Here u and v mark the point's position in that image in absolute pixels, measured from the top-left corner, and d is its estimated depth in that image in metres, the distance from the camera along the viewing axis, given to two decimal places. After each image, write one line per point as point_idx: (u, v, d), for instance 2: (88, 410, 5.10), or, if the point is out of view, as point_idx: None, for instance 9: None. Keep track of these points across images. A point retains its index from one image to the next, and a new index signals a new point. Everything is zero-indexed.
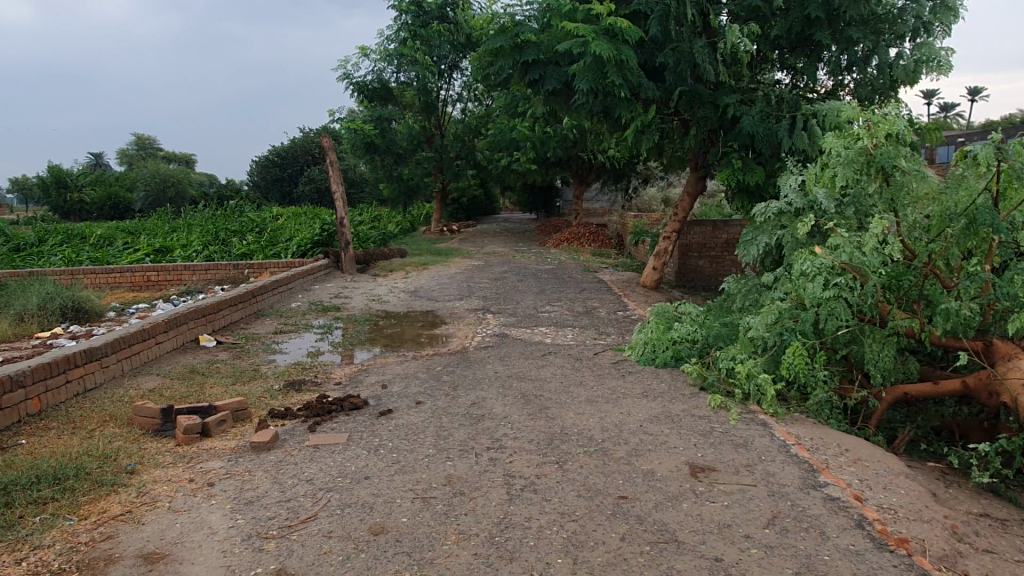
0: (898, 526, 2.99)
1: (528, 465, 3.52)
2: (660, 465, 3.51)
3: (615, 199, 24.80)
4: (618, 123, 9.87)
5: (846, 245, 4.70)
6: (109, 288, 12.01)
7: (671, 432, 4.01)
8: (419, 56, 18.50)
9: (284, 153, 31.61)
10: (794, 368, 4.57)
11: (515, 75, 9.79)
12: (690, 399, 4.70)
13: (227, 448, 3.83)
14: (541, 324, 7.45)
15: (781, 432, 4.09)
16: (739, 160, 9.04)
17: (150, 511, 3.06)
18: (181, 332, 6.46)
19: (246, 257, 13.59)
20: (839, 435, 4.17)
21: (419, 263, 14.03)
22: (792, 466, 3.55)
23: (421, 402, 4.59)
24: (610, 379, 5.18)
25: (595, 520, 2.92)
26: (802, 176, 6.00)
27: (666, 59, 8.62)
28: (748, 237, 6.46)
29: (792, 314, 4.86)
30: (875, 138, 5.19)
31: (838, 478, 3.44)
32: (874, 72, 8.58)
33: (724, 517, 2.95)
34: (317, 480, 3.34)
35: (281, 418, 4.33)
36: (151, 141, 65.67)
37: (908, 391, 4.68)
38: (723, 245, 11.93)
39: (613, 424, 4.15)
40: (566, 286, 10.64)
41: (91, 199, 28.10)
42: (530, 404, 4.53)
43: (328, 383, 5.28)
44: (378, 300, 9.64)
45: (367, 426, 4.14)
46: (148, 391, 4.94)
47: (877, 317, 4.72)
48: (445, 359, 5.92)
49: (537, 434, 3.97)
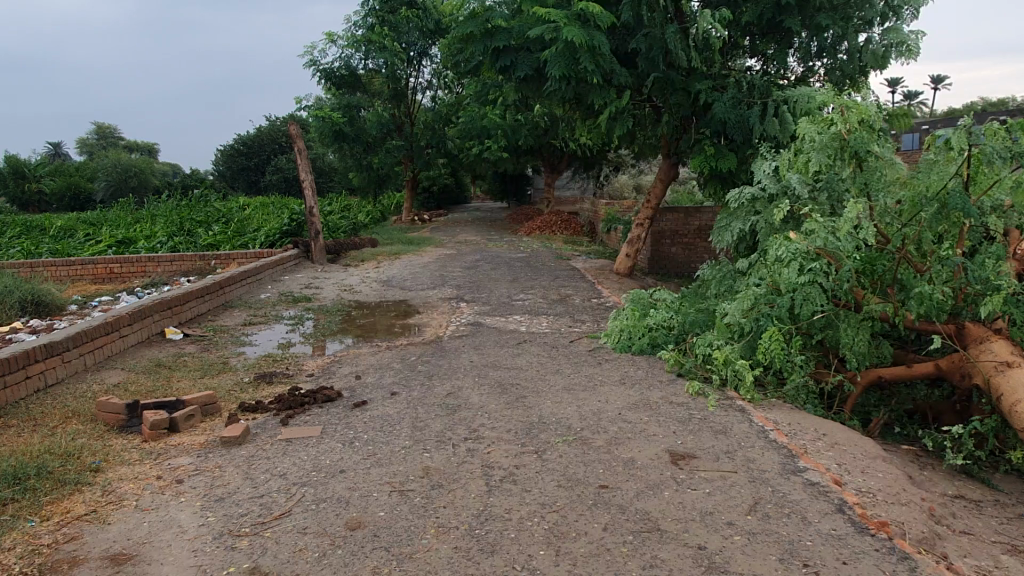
0: (877, 510, 3.00)
1: (507, 454, 3.47)
2: (640, 453, 3.48)
3: (585, 186, 24.80)
4: (591, 109, 9.82)
5: (821, 230, 4.71)
6: (69, 282, 11.67)
7: (649, 419, 3.98)
8: (388, 42, 18.24)
9: (250, 142, 31.01)
10: (770, 354, 4.57)
11: (486, 61, 9.67)
12: (667, 385, 4.68)
13: (196, 443, 3.71)
14: (515, 313, 7.39)
15: (759, 417, 4.09)
16: (711, 146, 9.01)
17: (115, 510, 2.94)
18: (146, 325, 6.28)
19: (213, 248, 13.31)
20: (816, 419, 4.19)
21: (391, 253, 13.88)
22: (771, 452, 3.55)
23: (396, 393, 4.51)
24: (587, 367, 5.13)
25: (577, 510, 2.88)
26: (776, 161, 6.02)
27: (638, 45, 8.58)
28: (723, 223, 6.44)
29: (768, 300, 4.87)
30: (850, 123, 5.19)
31: (817, 463, 3.44)
32: (845, 57, 8.71)
33: (706, 504, 2.93)
34: (291, 474, 3.25)
35: (252, 411, 4.21)
36: (112, 130, 64.12)
37: (883, 374, 4.71)
38: (696, 232, 11.98)
39: (592, 412, 4.11)
40: (539, 274, 10.58)
41: (49, 189, 27.25)
42: (507, 393, 4.47)
43: (300, 375, 5.17)
44: (350, 290, 9.50)
45: (341, 418, 4.05)
46: (113, 387, 4.79)
47: (851, 302, 4.75)
48: (419, 348, 5.84)
49: (515, 424, 3.91)
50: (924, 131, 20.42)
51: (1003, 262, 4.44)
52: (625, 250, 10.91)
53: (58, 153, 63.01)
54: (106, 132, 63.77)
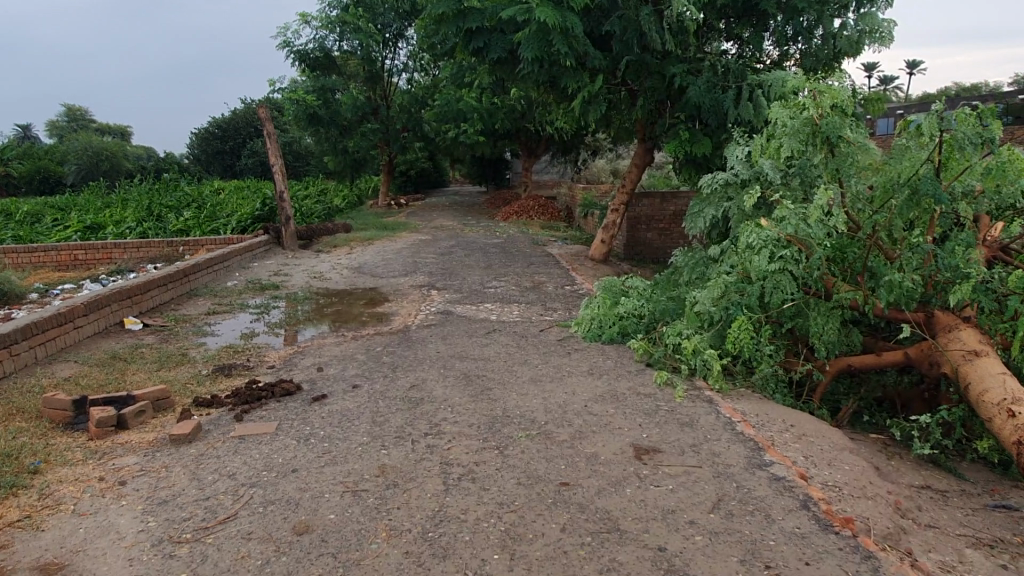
0: (843, 505, 2.94)
1: (467, 451, 3.36)
2: (604, 448, 3.39)
3: (563, 170, 24.67)
4: (565, 92, 9.67)
5: (792, 217, 4.66)
6: (32, 269, 11.35)
7: (615, 412, 3.89)
8: (363, 23, 17.92)
9: (225, 125, 30.43)
10: (740, 343, 4.51)
11: (459, 43, 9.47)
12: (636, 376, 4.60)
13: (144, 442, 3.57)
14: (487, 301, 7.27)
15: (726, 409, 4.02)
16: (686, 131, 8.94)
17: (51, 515, 2.80)
18: (104, 315, 6.08)
19: (182, 234, 13.02)
20: (784, 409, 4.13)
21: (365, 238, 13.68)
22: (737, 445, 3.47)
23: (358, 386, 4.38)
24: (555, 357, 5.03)
25: (535, 510, 2.78)
26: (749, 146, 5.92)
27: (613, 27, 8.43)
28: (695, 209, 6.33)
29: (738, 288, 4.80)
30: (822, 108, 5.06)
31: (784, 456, 3.37)
32: (819, 42, 8.64)
33: (669, 502, 2.85)
34: (241, 474, 3.12)
35: (206, 406, 4.07)
36: (83, 112, 62.84)
37: (852, 363, 4.65)
38: (671, 217, 11.90)
39: (557, 405, 4.01)
40: (513, 260, 10.46)
41: (18, 172, 26.06)
42: (472, 385, 4.36)
43: (260, 367, 5.02)
44: (320, 277, 9.32)
45: (299, 413, 3.91)
46: (63, 381, 4.61)
47: (822, 290, 4.69)
48: (386, 338, 5.71)
49: (477, 418, 3.80)
50: (898, 115, 20.47)
51: (973, 249, 4.40)
52: (600, 236, 10.82)
53: (28, 136, 61.47)
54: (77, 115, 62.40)
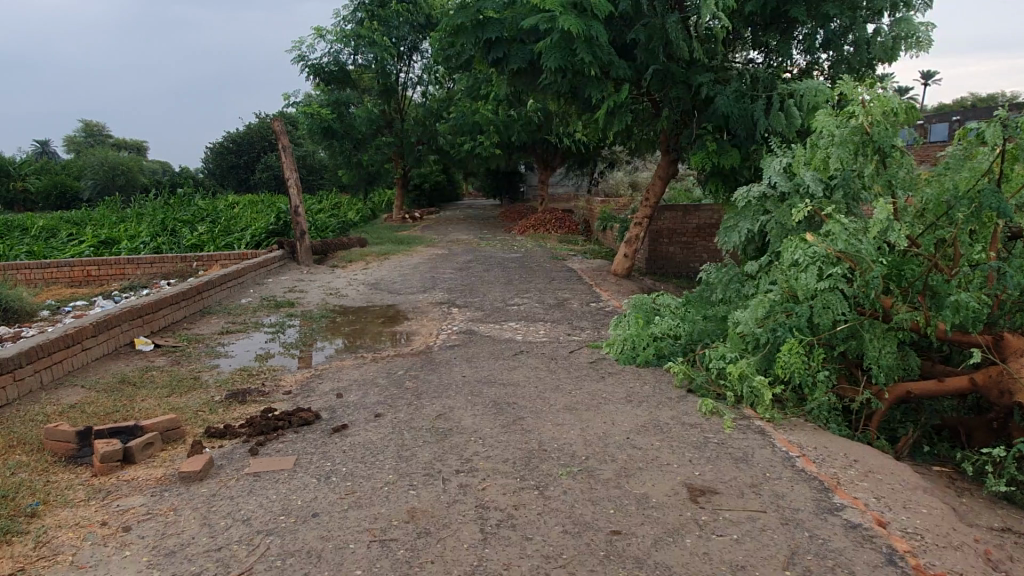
0: (932, 558, 2.60)
1: (504, 492, 3.05)
2: (654, 488, 3.07)
3: (579, 183, 24.39)
4: (588, 103, 9.39)
5: (842, 232, 4.33)
6: (45, 285, 11.18)
7: (662, 445, 3.57)
8: (378, 37, 17.75)
9: (240, 140, 30.42)
10: (790, 368, 4.17)
11: (478, 53, 9.20)
12: (678, 404, 4.27)
13: (150, 479, 3.29)
14: (510, 319, 6.97)
15: (782, 441, 3.68)
16: (713, 141, 8.61)
17: (46, 569, 2.52)
18: (113, 335, 5.84)
19: (196, 249, 12.84)
20: (843, 441, 3.79)
21: (381, 253, 13.45)
22: (801, 485, 3.14)
23: (380, 415, 4.08)
24: (589, 382, 4.72)
25: (588, 565, 2.48)
26: (788, 157, 5.58)
27: (638, 36, 8.13)
28: (729, 223, 5.90)
29: (784, 308, 4.49)
30: (872, 116, 4.76)
31: (855, 499, 3.04)
32: (851, 49, 8.36)
33: (736, 556, 2.53)
34: (257, 519, 2.83)
35: (219, 438, 3.79)
36: (99, 128, 63.46)
37: (911, 389, 4.28)
38: (695, 230, 11.58)
39: (597, 437, 3.70)
40: (534, 275, 10.17)
41: (35, 188, 26.24)
42: (503, 415, 4.05)
43: (275, 393, 4.74)
44: (336, 294, 9.07)
45: (318, 447, 3.62)
46: (69, 408, 4.36)
47: (878, 311, 4.35)
48: (408, 360, 5.42)
49: (512, 452, 3.49)
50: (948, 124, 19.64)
51: None
52: (623, 250, 10.46)
53: (47, 152, 61.87)
54: (94, 130, 62.92)
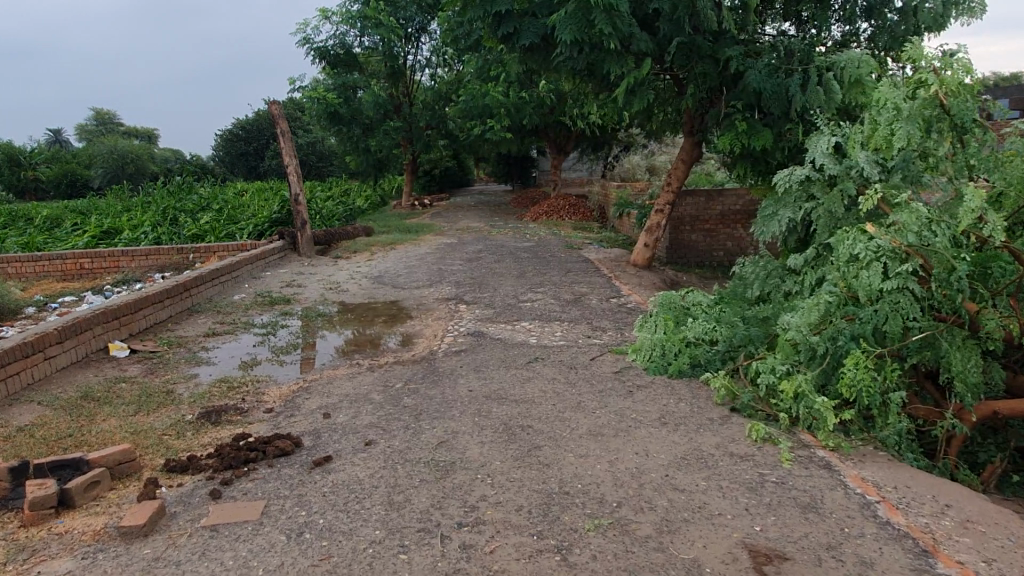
0: None
1: (515, 556, 2.43)
2: (706, 552, 2.44)
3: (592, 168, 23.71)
4: (606, 80, 8.64)
5: (915, 222, 3.64)
6: (35, 279, 10.63)
7: (709, 486, 2.94)
8: (385, 17, 17.01)
9: (249, 126, 29.80)
10: (856, 386, 3.51)
11: (486, 29, 8.45)
12: (721, 428, 3.63)
13: (86, 533, 2.70)
14: (524, 318, 6.33)
15: (854, 479, 3.05)
16: (743, 121, 7.84)
17: None
18: (84, 340, 5.27)
19: (197, 240, 12.27)
20: (930, 478, 3.13)
21: (388, 242, 12.82)
22: (891, 547, 2.50)
23: (371, 444, 3.47)
24: (615, 400, 4.07)
25: None
26: (836, 134, 4.88)
27: (661, 6, 7.29)
28: (766, 212, 5.15)
29: (845, 312, 3.82)
30: (948, 86, 4.06)
31: (963, 567, 2.38)
32: (895, 17, 7.72)
33: None
34: None
35: (179, 473, 3.20)
36: (110, 116, 63.38)
37: (1000, 409, 3.63)
38: (717, 217, 10.87)
39: (629, 474, 3.06)
40: (548, 267, 9.50)
41: (46, 176, 25.72)
42: (516, 443, 3.42)
43: (255, 411, 4.14)
44: (336, 288, 8.46)
45: (294, 487, 3.01)
46: (16, 432, 3.78)
47: (961, 317, 3.66)
48: (408, 370, 4.80)
49: (527, 496, 2.87)
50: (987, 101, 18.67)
51: None
52: (644, 240, 9.75)
53: (60, 143, 61.27)
54: (105, 118, 62.50)
